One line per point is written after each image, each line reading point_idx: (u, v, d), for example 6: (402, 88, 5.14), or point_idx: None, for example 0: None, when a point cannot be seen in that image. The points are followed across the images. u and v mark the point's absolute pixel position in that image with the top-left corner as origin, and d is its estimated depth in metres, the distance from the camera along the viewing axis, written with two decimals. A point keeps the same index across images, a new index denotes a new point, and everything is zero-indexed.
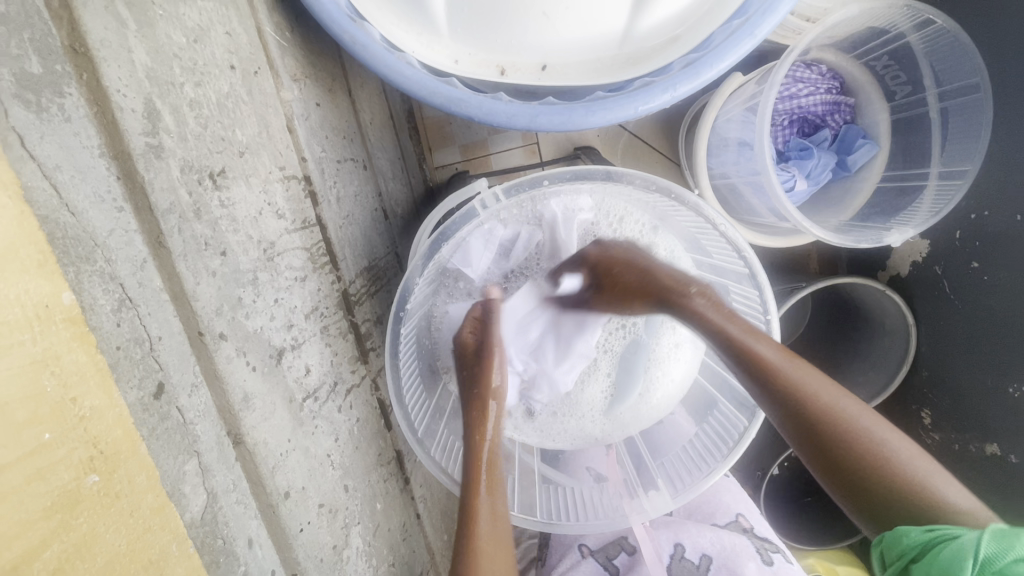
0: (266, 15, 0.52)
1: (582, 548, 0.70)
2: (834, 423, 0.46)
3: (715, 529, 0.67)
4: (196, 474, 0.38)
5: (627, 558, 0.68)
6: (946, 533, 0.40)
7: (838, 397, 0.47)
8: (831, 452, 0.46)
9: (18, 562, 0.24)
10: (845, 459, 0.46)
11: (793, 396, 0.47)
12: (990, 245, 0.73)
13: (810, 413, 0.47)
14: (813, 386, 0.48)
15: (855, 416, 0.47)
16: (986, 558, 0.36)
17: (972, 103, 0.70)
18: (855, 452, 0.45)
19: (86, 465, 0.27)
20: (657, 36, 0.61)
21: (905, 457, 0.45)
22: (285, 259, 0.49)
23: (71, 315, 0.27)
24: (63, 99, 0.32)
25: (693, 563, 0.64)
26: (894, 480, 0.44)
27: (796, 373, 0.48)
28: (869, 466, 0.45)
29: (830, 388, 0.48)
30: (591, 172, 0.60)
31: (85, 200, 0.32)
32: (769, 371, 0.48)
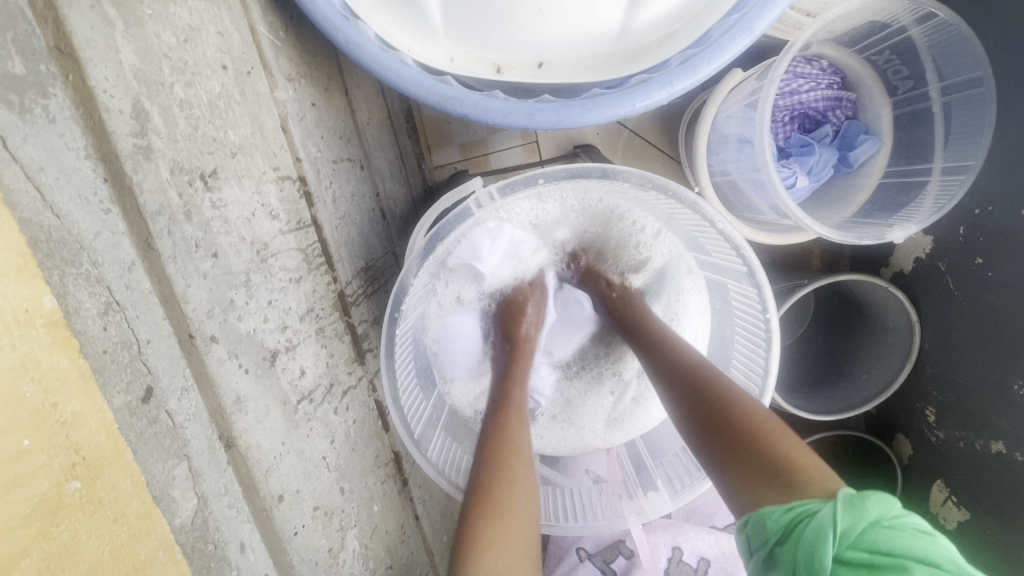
0: (260, 14, 0.51)
1: (580, 551, 0.70)
2: (705, 391, 0.50)
3: (714, 532, 0.67)
4: (186, 478, 0.38)
5: (625, 561, 0.68)
6: (804, 509, 0.39)
7: (713, 371, 0.52)
8: (701, 418, 0.49)
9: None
10: (711, 424, 0.48)
11: (674, 371, 0.53)
12: (994, 240, 0.72)
13: (685, 384, 0.52)
14: (693, 363, 0.53)
15: (726, 384, 0.50)
16: (842, 531, 0.36)
17: (975, 97, 0.69)
18: (718, 416, 0.48)
19: (68, 471, 0.27)
20: (655, 32, 0.60)
21: (768, 423, 0.46)
22: (279, 260, 0.48)
23: (52, 319, 0.27)
24: (47, 101, 0.32)
25: (690, 566, 0.65)
26: (746, 441, 0.46)
27: (681, 353, 0.54)
28: (729, 429, 0.47)
29: (708, 365, 0.53)
30: (588, 170, 0.55)
31: (70, 202, 0.32)
32: (662, 354, 0.55)
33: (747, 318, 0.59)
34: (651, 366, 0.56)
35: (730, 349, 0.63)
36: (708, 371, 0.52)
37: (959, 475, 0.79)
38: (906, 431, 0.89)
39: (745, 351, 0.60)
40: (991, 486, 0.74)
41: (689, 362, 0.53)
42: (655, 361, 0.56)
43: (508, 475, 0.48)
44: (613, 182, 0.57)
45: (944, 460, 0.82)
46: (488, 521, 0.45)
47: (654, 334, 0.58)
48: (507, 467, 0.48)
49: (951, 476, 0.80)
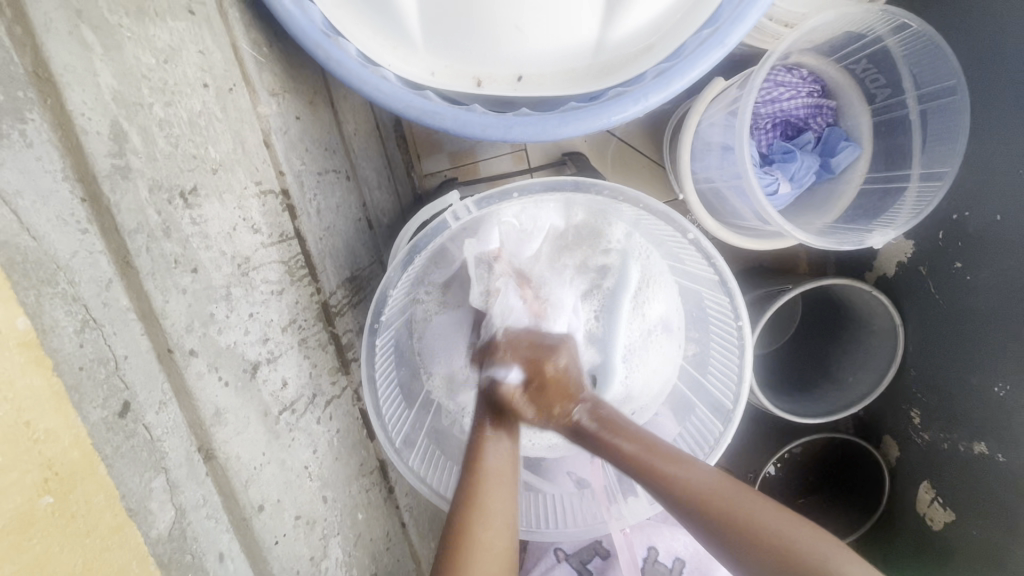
0: (242, 31, 0.53)
1: (558, 552, 0.73)
2: (738, 525, 0.47)
3: (688, 532, 0.71)
4: (163, 491, 0.38)
5: (600, 562, 0.72)
6: None
7: (740, 495, 0.49)
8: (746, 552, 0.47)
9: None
10: (760, 560, 0.46)
11: (696, 505, 0.49)
12: (972, 245, 0.73)
13: (712, 520, 0.48)
14: (715, 491, 0.49)
15: (760, 510, 0.48)
16: None
17: (953, 105, 0.71)
18: (767, 553, 0.46)
19: (41, 486, 0.27)
20: (631, 46, 0.61)
21: (822, 549, 0.46)
22: (261, 273, 0.49)
23: (24, 339, 0.27)
24: (25, 126, 0.33)
25: (666, 566, 0.69)
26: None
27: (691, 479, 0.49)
28: (783, 565, 0.46)
29: (730, 486, 0.49)
30: (562, 184, 0.60)
31: (47, 224, 0.33)
32: (662, 476, 0.50)
33: (720, 325, 0.62)
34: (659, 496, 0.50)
35: (707, 353, 0.64)
36: (733, 497, 0.48)
37: (943, 476, 0.80)
38: (890, 433, 0.90)
39: (721, 358, 0.62)
40: (973, 488, 0.75)
41: (710, 491, 0.49)
42: (666, 492, 0.50)
43: (474, 537, 0.49)
44: (586, 193, 0.60)
45: (934, 462, 0.82)
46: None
47: (642, 456, 0.51)
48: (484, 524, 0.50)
49: (933, 477, 0.82)
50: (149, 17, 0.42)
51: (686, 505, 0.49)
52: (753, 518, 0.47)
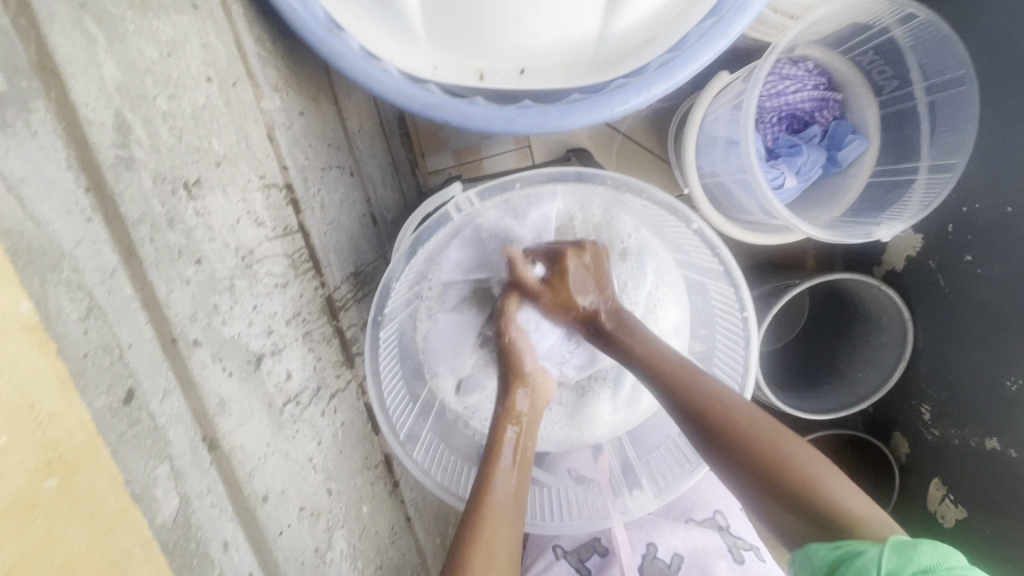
0: (245, 26, 0.53)
1: (557, 549, 0.73)
2: (740, 436, 0.51)
3: (687, 527, 0.70)
4: (167, 478, 0.38)
5: (599, 560, 0.70)
6: (850, 548, 0.46)
7: (746, 408, 0.52)
8: (745, 462, 0.51)
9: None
10: (756, 469, 0.51)
11: (705, 411, 0.52)
12: (982, 238, 0.72)
13: (719, 428, 0.52)
14: (724, 400, 0.52)
15: (763, 425, 0.52)
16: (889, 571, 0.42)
17: (960, 96, 0.70)
18: (763, 463, 0.50)
19: (45, 469, 0.27)
20: (634, 37, 0.61)
21: (815, 467, 0.50)
22: (265, 266, 0.50)
23: (30, 322, 0.27)
24: (30, 115, 0.33)
25: (664, 562, 0.67)
26: (801, 490, 0.49)
27: (703, 389, 0.53)
28: (778, 477, 0.50)
29: (738, 400, 0.53)
30: (565, 173, 0.63)
31: (52, 212, 0.33)
32: (687, 392, 0.53)
33: (725, 318, 0.62)
34: (669, 400, 0.54)
35: (712, 349, 0.64)
36: (740, 409, 0.52)
37: (954, 473, 0.79)
38: (900, 430, 0.89)
39: (727, 352, 0.62)
40: (985, 484, 0.74)
41: (720, 399, 0.52)
42: (677, 396, 0.53)
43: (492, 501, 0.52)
44: (589, 184, 0.63)
45: (944, 458, 0.81)
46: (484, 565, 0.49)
47: (662, 363, 0.54)
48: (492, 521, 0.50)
49: (944, 473, 0.81)
50: (153, 11, 0.42)
51: (695, 410, 0.52)
52: (756, 428, 0.51)
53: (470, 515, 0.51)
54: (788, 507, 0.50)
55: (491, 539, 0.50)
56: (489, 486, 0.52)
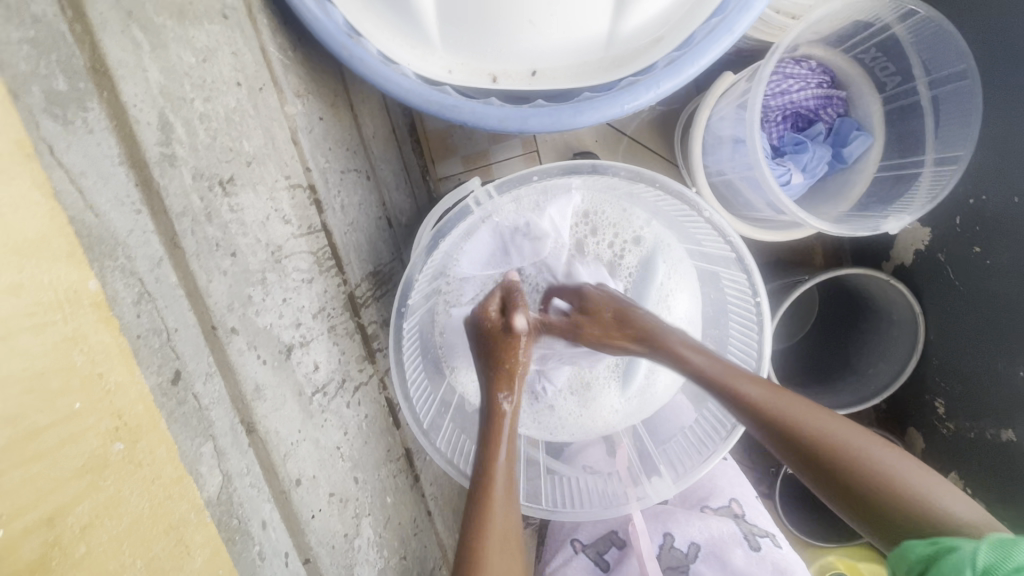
0: (269, 36, 0.56)
1: (575, 543, 0.74)
2: (827, 448, 0.49)
3: (703, 517, 0.70)
4: (212, 457, 0.40)
5: (617, 552, 0.71)
6: (947, 544, 0.41)
7: (831, 423, 0.50)
8: (826, 471, 0.49)
9: (52, 515, 0.26)
10: (841, 482, 0.48)
11: (782, 422, 0.50)
12: (989, 229, 0.74)
13: (801, 441, 0.50)
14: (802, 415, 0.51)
15: (852, 438, 0.49)
16: (985, 567, 0.38)
17: (961, 89, 0.72)
18: (857, 475, 0.47)
19: (112, 433, 0.29)
20: (642, 37, 0.63)
21: (910, 476, 0.47)
22: (293, 261, 0.52)
23: (97, 299, 0.29)
24: (86, 114, 0.35)
25: (682, 552, 0.68)
26: (893, 497, 0.46)
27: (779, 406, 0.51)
28: (865, 488, 0.47)
29: (820, 415, 0.51)
30: (578, 166, 0.62)
31: (107, 203, 0.36)
32: (752, 405, 0.52)
33: (738, 304, 0.63)
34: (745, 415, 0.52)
35: (726, 337, 0.66)
36: (822, 425, 0.50)
37: (971, 465, 0.79)
38: (914, 425, 0.89)
39: (741, 338, 0.63)
40: (1002, 474, 0.75)
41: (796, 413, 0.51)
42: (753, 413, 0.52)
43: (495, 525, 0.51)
44: (602, 176, 0.63)
45: (959, 451, 0.81)
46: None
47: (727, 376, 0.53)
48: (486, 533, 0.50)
49: (959, 465, 0.81)
50: (190, 20, 0.45)
51: (770, 423, 0.51)
52: (842, 443, 0.49)
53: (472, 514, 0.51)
54: (881, 518, 0.47)
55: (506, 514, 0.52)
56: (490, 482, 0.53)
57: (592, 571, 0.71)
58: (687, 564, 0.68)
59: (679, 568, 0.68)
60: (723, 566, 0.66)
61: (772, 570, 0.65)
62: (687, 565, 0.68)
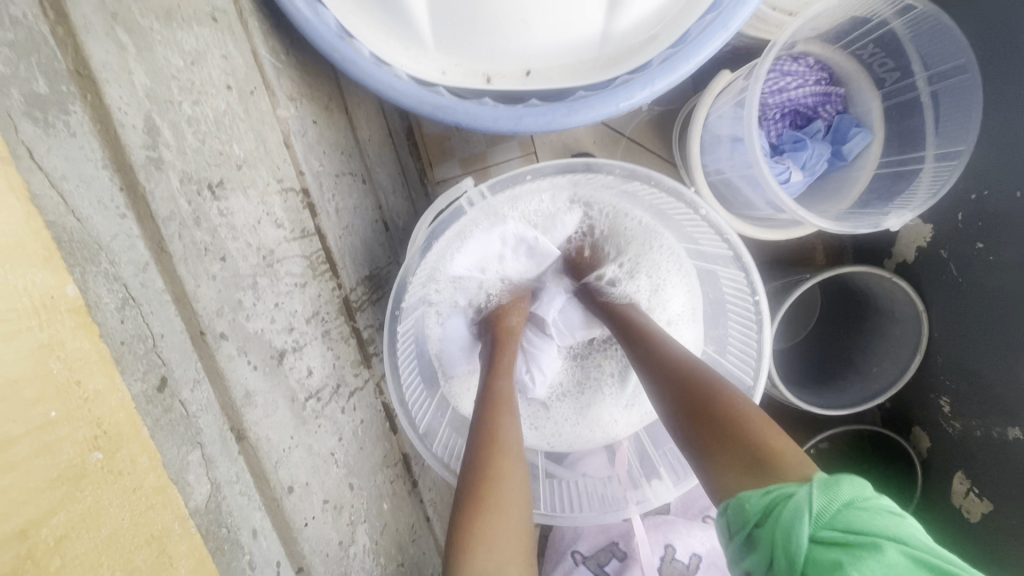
0: (261, 38, 0.56)
1: (576, 555, 0.73)
2: (691, 386, 0.50)
3: (705, 528, 0.70)
4: (200, 465, 0.39)
5: (619, 563, 0.70)
6: (779, 493, 0.39)
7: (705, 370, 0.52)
8: (684, 406, 0.50)
9: (25, 527, 0.25)
10: (690, 406, 0.49)
11: (657, 352, 0.55)
12: (992, 225, 0.73)
13: (671, 376, 0.52)
14: (683, 359, 0.53)
15: (718, 380, 0.50)
16: (820, 513, 0.37)
17: (963, 83, 0.71)
18: (709, 412, 0.47)
19: (91, 442, 0.28)
20: (636, 35, 0.63)
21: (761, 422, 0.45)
22: (285, 265, 0.51)
23: (75, 306, 0.29)
24: (69, 117, 0.35)
25: (683, 563, 0.68)
26: (721, 429, 0.46)
27: (665, 347, 0.55)
28: (708, 414, 0.48)
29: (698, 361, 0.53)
30: (572, 165, 0.60)
31: (91, 208, 0.35)
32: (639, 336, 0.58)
33: (737, 302, 0.63)
34: (638, 357, 0.57)
35: (727, 336, 0.65)
36: (697, 368, 0.52)
37: (980, 465, 0.77)
38: (920, 424, 0.88)
39: (741, 338, 0.62)
40: (1007, 472, 0.73)
41: (676, 355, 0.54)
42: (645, 352, 0.56)
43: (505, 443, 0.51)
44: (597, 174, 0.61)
45: (964, 451, 0.80)
46: (490, 516, 0.45)
47: (631, 318, 0.61)
48: (488, 485, 0.47)
49: (967, 466, 0.80)
50: (178, 23, 0.45)
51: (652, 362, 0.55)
52: (701, 376, 0.51)
53: (467, 484, 0.47)
54: (715, 444, 0.46)
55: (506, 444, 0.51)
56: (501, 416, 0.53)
57: None
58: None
59: None
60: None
61: None
62: None
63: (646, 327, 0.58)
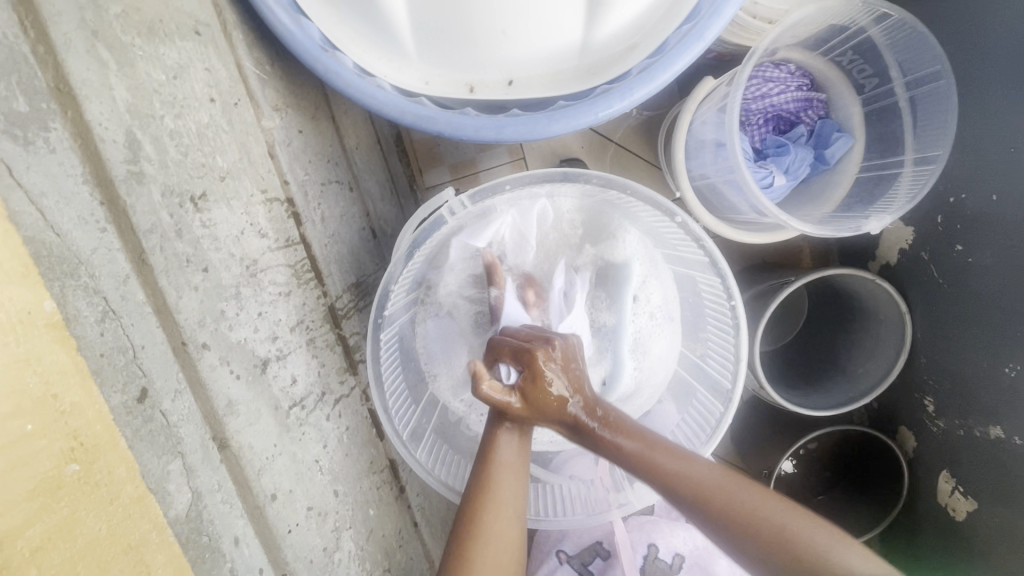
0: (245, 51, 0.56)
1: (560, 554, 0.74)
2: (745, 523, 0.49)
3: (688, 528, 0.71)
4: (180, 474, 0.40)
5: (602, 562, 0.72)
6: None
7: (744, 491, 0.51)
8: (753, 546, 0.49)
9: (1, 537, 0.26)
10: (760, 543, 0.49)
11: (696, 494, 0.51)
12: (970, 227, 0.74)
13: (722, 518, 0.50)
14: (721, 489, 0.51)
15: (777, 513, 0.49)
16: None
17: (938, 90, 0.72)
18: (772, 547, 0.48)
19: (68, 454, 0.29)
20: (615, 44, 0.64)
21: (820, 537, 0.48)
22: (269, 275, 0.52)
23: (52, 320, 0.30)
24: (48, 134, 0.36)
25: (666, 563, 0.69)
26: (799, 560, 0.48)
27: (693, 483, 0.51)
28: (782, 548, 0.48)
29: (737, 484, 0.51)
30: (550, 172, 0.64)
31: (70, 223, 0.36)
32: (665, 476, 0.52)
33: (714, 308, 0.64)
34: (664, 494, 0.52)
35: (706, 338, 0.66)
36: (739, 497, 0.50)
37: (962, 464, 0.79)
38: (906, 424, 0.89)
39: (719, 341, 0.64)
40: (991, 472, 0.74)
41: (709, 487, 0.51)
42: (671, 493, 0.52)
43: (486, 529, 0.51)
44: (574, 183, 0.64)
45: (949, 451, 0.81)
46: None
47: (641, 455, 0.52)
48: None
49: (950, 464, 0.81)
50: (160, 37, 0.45)
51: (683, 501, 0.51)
52: (757, 510, 0.50)
53: (456, 543, 0.51)
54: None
55: (499, 493, 0.52)
56: (495, 444, 0.54)
57: None
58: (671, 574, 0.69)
59: None
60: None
61: None
62: None
63: (658, 459, 0.52)
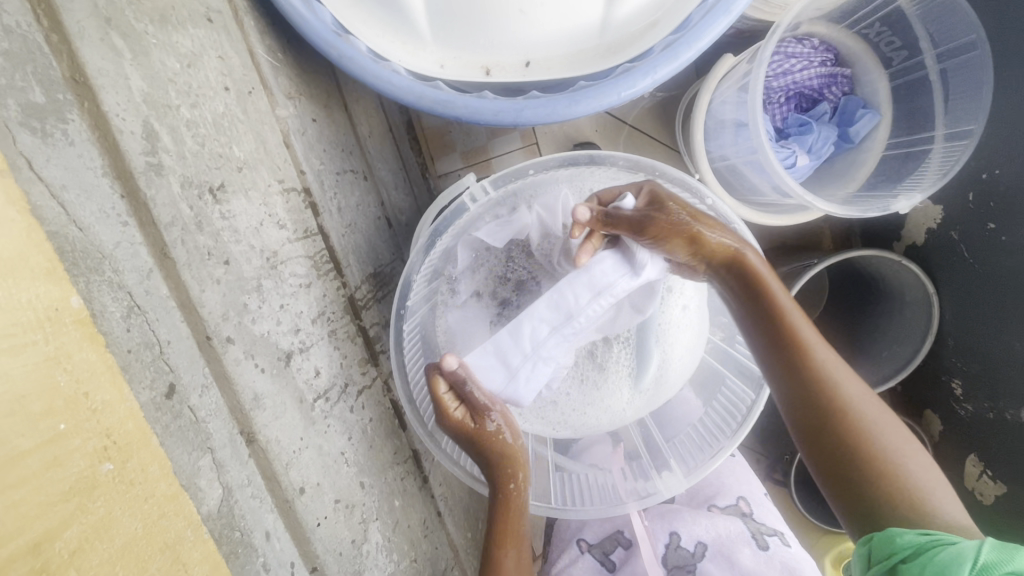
0: (257, 38, 0.55)
1: (581, 543, 0.74)
2: (854, 420, 0.51)
3: (710, 516, 0.70)
4: (211, 469, 0.41)
5: (623, 552, 0.72)
6: (940, 538, 0.44)
7: (877, 415, 0.51)
8: (847, 450, 0.50)
9: (39, 541, 0.26)
10: (855, 448, 0.50)
11: (818, 376, 0.52)
12: (1005, 203, 0.71)
13: (833, 411, 0.51)
14: (845, 390, 0.52)
15: (885, 432, 0.50)
16: (984, 563, 0.41)
17: (972, 61, 0.69)
18: (865, 448, 0.50)
19: (101, 453, 0.29)
20: (637, 21, 0.61)
21: (919, 473, 0.49)
22: (289, 267, 0.51)
23: (80, 316, 0.29)
24: (66, 125, 0.35)
25: (688, 551, 0.68)
26: (886, 477, 0.49)
27: (832, 380, 0.52)
28: (874, 459, 0.49)
29: (871, 404, 0.51)
30: (577, 158, 0.66)
31: (91, 216, 0.35)
32: (798, 356, 0.52)
33: None
34: (785, 371, 0.53)
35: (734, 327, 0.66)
36: (866, 413, 0.51)
37: (993, 445, 0.77)
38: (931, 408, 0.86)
39: None
40: None
41: (841, 385, 0.52)
42: (796, 368, 0.52)
43: None
44: (600, 166, 0.66)
45: (976, 434, 0.79)
46: None
47: (778, 312, 0.53)
48: None
49: (981, 450, 0.78)
50: (173, 24, 0.44)
51: (803, 383, 0.52)
52: (868, 416, 0.51)
53: None
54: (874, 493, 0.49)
55: None
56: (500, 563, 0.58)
57: (598, 571, 0.72)
58: (693, 563, 0.68)
59: (686, 567, 0.68)
60: (732, 565, 0.66)
61: (781, 569, 0.65)
62: (694, 564, 0.68)
63: (791, 319, 0.53)
